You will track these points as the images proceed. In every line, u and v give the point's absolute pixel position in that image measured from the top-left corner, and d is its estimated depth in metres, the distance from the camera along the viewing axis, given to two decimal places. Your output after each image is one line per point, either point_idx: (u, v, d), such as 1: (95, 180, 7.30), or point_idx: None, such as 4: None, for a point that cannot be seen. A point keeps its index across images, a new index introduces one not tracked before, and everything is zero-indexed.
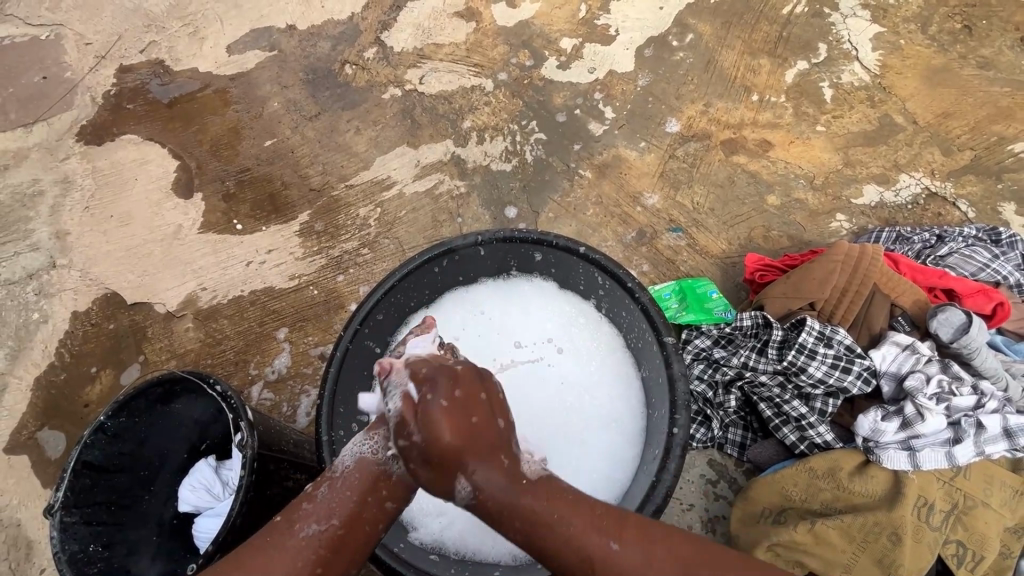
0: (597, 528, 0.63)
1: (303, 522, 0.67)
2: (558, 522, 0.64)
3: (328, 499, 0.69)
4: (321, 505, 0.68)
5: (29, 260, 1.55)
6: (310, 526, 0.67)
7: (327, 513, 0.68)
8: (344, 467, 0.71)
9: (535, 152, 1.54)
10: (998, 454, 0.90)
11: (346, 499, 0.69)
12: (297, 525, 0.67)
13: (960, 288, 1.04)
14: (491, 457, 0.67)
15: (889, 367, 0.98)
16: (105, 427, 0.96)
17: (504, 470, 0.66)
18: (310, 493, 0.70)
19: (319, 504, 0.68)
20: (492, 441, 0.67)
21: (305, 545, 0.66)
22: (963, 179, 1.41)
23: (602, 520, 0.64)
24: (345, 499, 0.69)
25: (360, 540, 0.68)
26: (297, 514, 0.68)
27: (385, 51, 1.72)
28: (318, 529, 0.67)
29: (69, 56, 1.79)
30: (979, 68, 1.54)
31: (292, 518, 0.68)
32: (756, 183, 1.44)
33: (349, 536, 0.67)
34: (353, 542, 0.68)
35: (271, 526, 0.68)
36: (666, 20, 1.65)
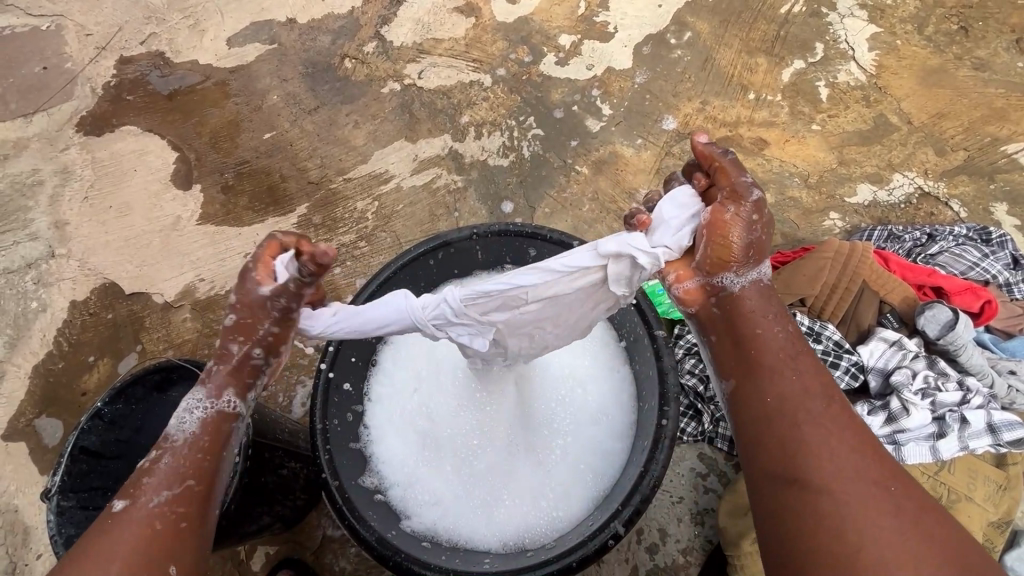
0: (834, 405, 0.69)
1: (148, 494, 0.68)
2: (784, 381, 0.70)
3: (169, 466, 0.71)
4: (162, 474, 0.70)
5: (28, 249, 1.56)
6: (158, 495, 0.68)
7: (174, 474, 0.70)
8: (177, 436, 0.73)
9: (532, 147, 1.55)
10: (983, 450, 0.90)
11: (189, 457, 0.72)
12: (140, 499, 0.68)
13: (949, 286, 1.05)
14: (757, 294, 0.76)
15: (877, 363, 0.99)
16: (102, 414, 0.98)
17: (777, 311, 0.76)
18: (148, 468, 0.71)
19: (160, 474, 0.70)
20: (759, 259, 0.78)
21: (159, 513, 0.68)
22: (956, 179, 1.43)
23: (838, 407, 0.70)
24: (187, 457, 0.72)
25: (212, 486, 0.73)
26: (135, 489, 0.69)
27: (384, 46, 1.73)
28: (169, 493, 0.69)
29: (70, 47, 1.80)
30: (974, 69, 1.55)
31: (133, 495, 0.69)
32: (751, 181, 1.45)
33: (201, 485, 0.71)
34: (211, 488, 0.72)
35: (109, 515, 0.68)
36: (665, 17, 1.65)
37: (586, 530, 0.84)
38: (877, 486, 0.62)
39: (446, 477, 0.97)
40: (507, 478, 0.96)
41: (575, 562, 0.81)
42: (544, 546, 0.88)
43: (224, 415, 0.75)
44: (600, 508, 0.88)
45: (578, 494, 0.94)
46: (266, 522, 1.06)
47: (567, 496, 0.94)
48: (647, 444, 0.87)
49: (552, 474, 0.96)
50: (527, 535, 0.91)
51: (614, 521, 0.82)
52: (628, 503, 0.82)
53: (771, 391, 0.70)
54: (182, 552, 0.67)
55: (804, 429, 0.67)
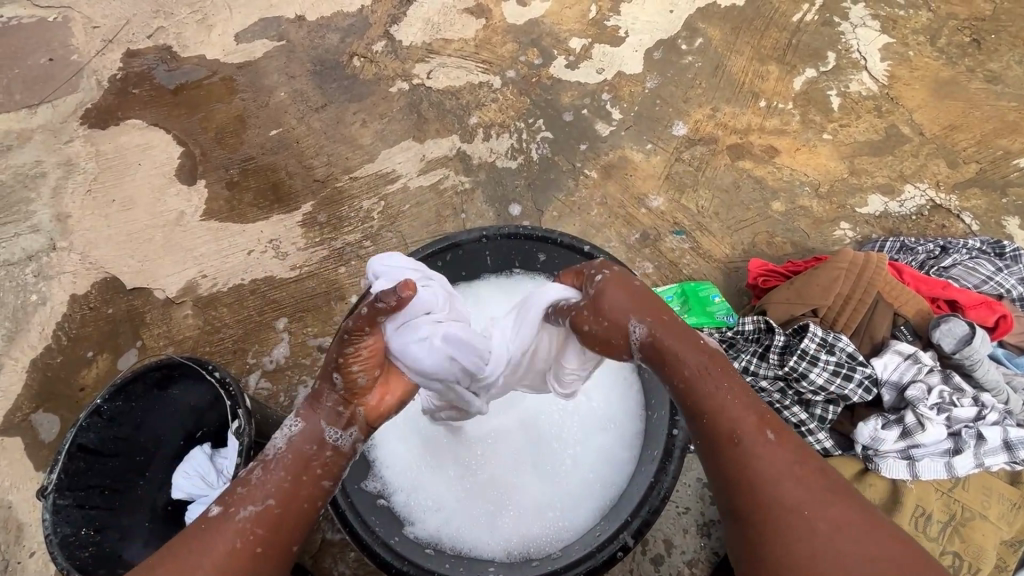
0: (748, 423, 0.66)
1: (238, 506, 0.67)
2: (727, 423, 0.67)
3: (264, 481, 0.69)
4: (256, 489, 0.68)
5: (28, 242, 1.54)
6: (246, 508, 0.67)
7: (265, 494, 0.68)
8: (277, 450, 0.70)
9: (541, 150, 1.54)
10: (998, 467, 0.89)
11: (278, 477, 0.69)
12: (232, 510, 0.67)
13: (963, 299, 1.04)
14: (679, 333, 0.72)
15: (891, 376, 0.97)
16: (101, 411, 0.96)
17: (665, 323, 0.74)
18: (245, 478, 0.70)
19: (253, 487, 0.68)
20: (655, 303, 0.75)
21: (240, 531, 0.66)
22: (967, 192, 1.42)
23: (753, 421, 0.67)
24: (279, 478, 0.69)
25: (297, 514, 0.69)
26: (231, 499, 0.68)
27: (393, 45, 1.72)
28: (255, 510, 0.67)
29: (76, 38, 1.78)
30: (986, 82, 1.55)
31: (228, 507, 0.67)
32: (762, 188, 1.44)
33: (284, 512, 0.68)
34: (291, 517, 0.68)
35: (204, 519, 0.67)
36: (677, 23, 1.65)
37: (593, 541, 0.83)
38: (868, 559, 0.58)
39: (451, 482, 0.95)
40: (513, 485, 0.95)
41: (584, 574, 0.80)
42: (550, 556, 0.86)
43: (317, 437, 0.70)
44: (608, 518, 0.87)
45: (585, 502, 0.92)
46: None
47: (573, 505, 0.92)
48: (656, 454, 0.86)
49: (559, 482, 0.94)
50: (532, 544, 0.90)
51: (623, 531, 0.82)
52: (636, 516, 0.82)
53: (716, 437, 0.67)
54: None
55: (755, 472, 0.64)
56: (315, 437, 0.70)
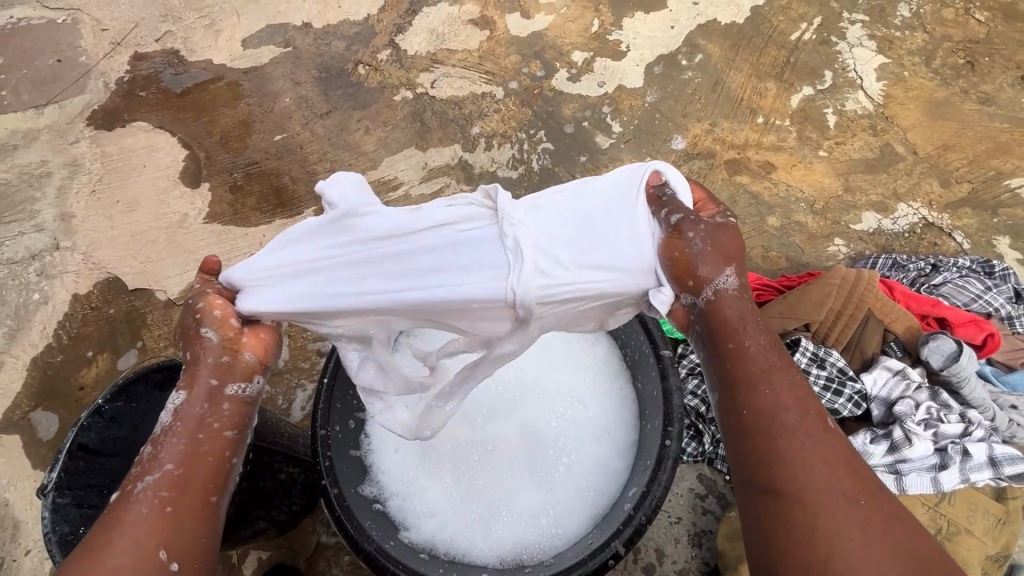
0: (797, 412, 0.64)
1: (136, 481, 0.68)
2: (768, 402, 0.64)
3: (159, 452, 0.71)
4: (152, 460, 0.70)
5: (33, 241, 1.56)
6: (143, 480, 0.68)
7: (167, 459, 0.70)
8: (165, 425, 0.73)
9: (542, 161, 1.56)
10: (983, 482, 0.91)
11: (180, 441, 0.72)
12: (129, 486, 0.68)
13: (952, 317, 1.06)
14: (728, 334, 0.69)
15: (880, 391, 0.98)
16: (103, 410, 0.98)
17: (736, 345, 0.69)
18: (145, 456, 0.72)
19: (150, 460, 0.70)
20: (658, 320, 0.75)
21: (144, 496, 0.67)
22: (959, 211, 1.44)
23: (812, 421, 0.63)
24: (175, 444, 0.71)
25: (205, 471, 0.71)
26: (132, 478, 0.69)
27: (398, 54, 1.75)
28: (154, 478, 0.69)
29: (85, 41, 1.81)
30: (979, 103, 1.58)
31: (127, 483, 0.69)
32: (758, 204, 1.46)
33: (188, 468, 0.70)
34: (197, 473, 0.70)
35: (110, 506, 0.68)
36: (677, 39, 1.68)
37: (585, 548, 0.84)
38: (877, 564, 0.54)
39: (445, 489, 0.97)
40: (507, 492, 0.96)
41: None
42: (541, 563, 0.87)
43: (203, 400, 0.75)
44: (600, 526, 0.88)
45: (577, 510, 0.93)
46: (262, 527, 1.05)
47: (567, 512, 0.93)
48: (649, 463, 0.87)
49: (552, 489, 0.96)
50: (524, 551, 0.91)
51: (614, 540, 0.82)
52: (628, 524, 0.83)
53: (747, 401, 0.65)
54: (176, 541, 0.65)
55: (776, 438, 0.62)
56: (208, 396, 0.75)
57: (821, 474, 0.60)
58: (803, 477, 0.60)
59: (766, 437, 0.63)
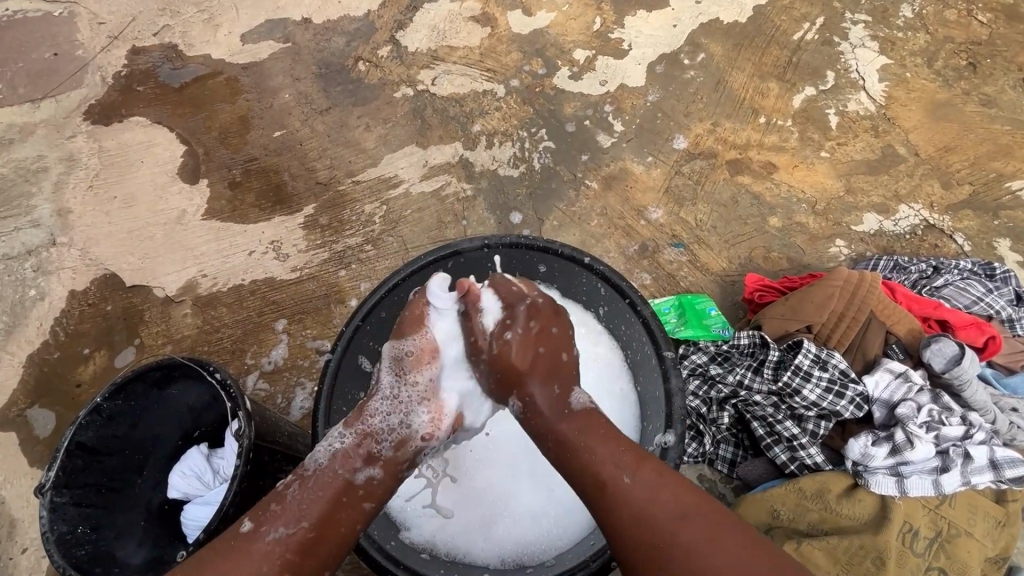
0: (618, 461, 0.73)
1: (270, 525, 0.73)
2: (587, 448, 0.75)
3: (299, 499, 0.75)
4: (291, 505, 0.75)
5: (28, 236, 1.55)
6: (277, 529, 0.72)
7: (299, 515, 0.74)
8: (317, 466, 0.78)
9: (543, 159, 1.56)
10: (984, 484, 0.91)
11: (320, 498, 0.76)
12: (262, 529, 0.72)
13: (954, 319, 1.06)
14: (547, 384, 0.83)
15: (882, 394, 0.98)
16: (101, 409, 0.96)
17: (554, 397, 0.81)
18: (280, 495, 0.76)
19: (288, 504, 0.75)
20: (551, 370, 0.84)
21: (271, 548, 0.71)
22: (961, 213, 1.44)
23: (625, 455, 0.74)
24: (315, 500, 0.75)
25: (330, 542, 0.75)
26: (263, 516, 0.73)
27: (399, 50, 1.73)
28: (287, 531, 0.73)
29: (82, 34, 1.79)
30: (981, 105, 1.58)
31: (259, 520, 0.73)
32: (759, 204, 1.46)
33: (318, 539, 0.74)
34: (326, 541, 0.74)
35: (235, 535, 0.73)
36: (679, 38, 1.67)
37: (587, 550, 0.84)
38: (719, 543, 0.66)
39: (446, 490, 0.96)
40: (508, 493, 0.96)
41: None
42: (542, 564, 0.87)
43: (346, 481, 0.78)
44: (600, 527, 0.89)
45: (578, 511, 0.93)
46: None
47: (568, 514, 0.93)
48: None
49: (553, 491, 0.96)
50: (524, 552, 0.91)
51: None
52: None
53: (569, 455, 0.76)
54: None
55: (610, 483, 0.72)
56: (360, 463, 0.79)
57: (674, 506, 0.70)
58: (626, 511, 0.70)
59: (600, 486, 0.72)
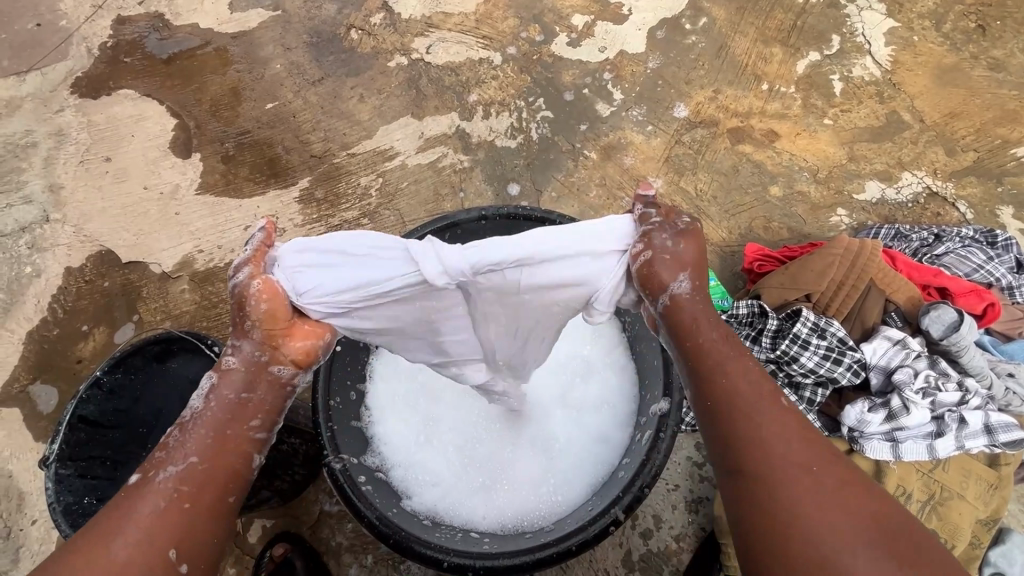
0: None
1: (156, 470, 0.64)
2: None
3: (182, 440, 0.66)
4: (174, 447, 0.65)
5: (22, 213, 1.53)
6: (164, 469, 0.64)
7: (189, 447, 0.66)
8: (195, 408, 0.68)
9: (541, 130, 1.53)
10: (978, 449, 0.92)
11: (203, 432, 0.67)
12: (150, 474, 0.64)
13: (953, 287, 1.06)
14: None
15: (879, 360, 0.98)
16: (101, 382, 0.97)
17: None
18: (163, 442, 0.66)
19: (171, 448, 0.66)
20: None
21: (163, 489, 0.62)
22: (964, 180, 1.42)
23: None
24: (199, 436, 0.66)
25: (229, 471, 0.67)
26: (148, 465, 0.64)
27: (392, 18, 1.68)
28: (177, 468, 0.64)
29: (65, 4, 1.74)
30: (989, 69, 1.54)
31: (145, 470, 0.64)
32: (760, 173, 1.43)
33: (214, 466, 0.66)
34: (221, 469, 0.66)
35: (125, 488, 0.64)
36: (680, 2, 1.62)
37: (585, 516, 0.86)
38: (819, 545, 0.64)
39: (447, 459, 0.98)
40: (508, 463, 0.98)
41: (576, 546, 0.81)
42: (541, 529, 0.88)
43: (229, 409, 0.69)
44: (597, 494, 0.89)
45: (575, 480, 0.94)
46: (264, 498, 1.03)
47: (566, 483, 0.94)
48: (648, 433, 0.87)
49: (551, 460, 0.97)
50: (521, 518, 0.92)
51: (614, 506, 0.83)
52: (627, 494, 0.82)
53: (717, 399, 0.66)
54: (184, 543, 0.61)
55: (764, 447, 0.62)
56: (247, 382, 0.70)
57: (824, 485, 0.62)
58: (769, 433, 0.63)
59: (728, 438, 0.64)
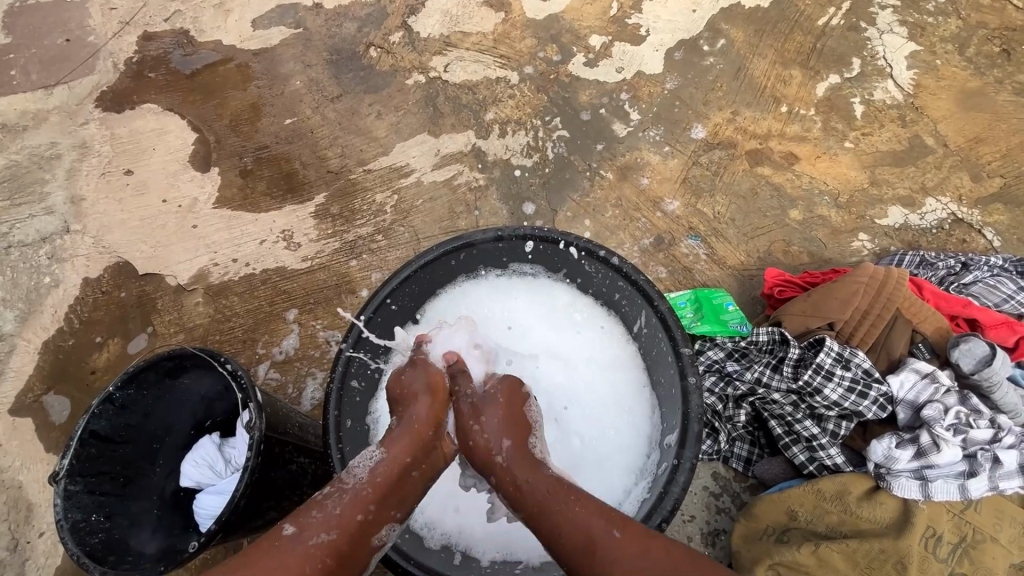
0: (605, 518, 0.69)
1: (314, 530, 0.72)
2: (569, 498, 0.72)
3: (337, 508, 0.75)
4: (331, 511, 0.74)
5: (43, 223, 1.55)
6: (321, 534, 0.72)
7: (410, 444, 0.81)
8: (356, 480, 0.77)
9: (557, 149, 1.52)
10: (1013, 490, 0.89)
11: (346, 510, 0.74)
12: (308, 534, 0.71)
13: (983, 318, 1.03)
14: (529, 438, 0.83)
15: (907, 395, 0.97)
16: (114, 398, 0.95)
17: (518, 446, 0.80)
18: (319, 502, 0.75)
19: (329, 511, 0.74)
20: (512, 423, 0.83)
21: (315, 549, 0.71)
22: (990, 207, 1.39)
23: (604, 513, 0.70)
24: (351, 512, 0.74)
25: (357, 549, 0.74)
26: (306, 522, 0.73)
27: (411, 36, 1.70)
28: (329, 537, 0.72)
29: (93, 20, 1.78)
30: (1015, 94, 1.51)
31: (300, 524, 0.73)
32: (780, 196, 1.41)
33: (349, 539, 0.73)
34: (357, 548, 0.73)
35: (278, 535, 0.71)
36: (699, 23, 1.62)
37: None
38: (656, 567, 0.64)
39: None
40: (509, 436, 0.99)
41: None
42: None
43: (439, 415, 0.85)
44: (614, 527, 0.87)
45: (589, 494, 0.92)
46: (273, 517, 1.03)
47: None
48: (665, 466, 0.84)
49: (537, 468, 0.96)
50: None
51: None
52: None
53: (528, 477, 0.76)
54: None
55: (545, 505, 0.73)
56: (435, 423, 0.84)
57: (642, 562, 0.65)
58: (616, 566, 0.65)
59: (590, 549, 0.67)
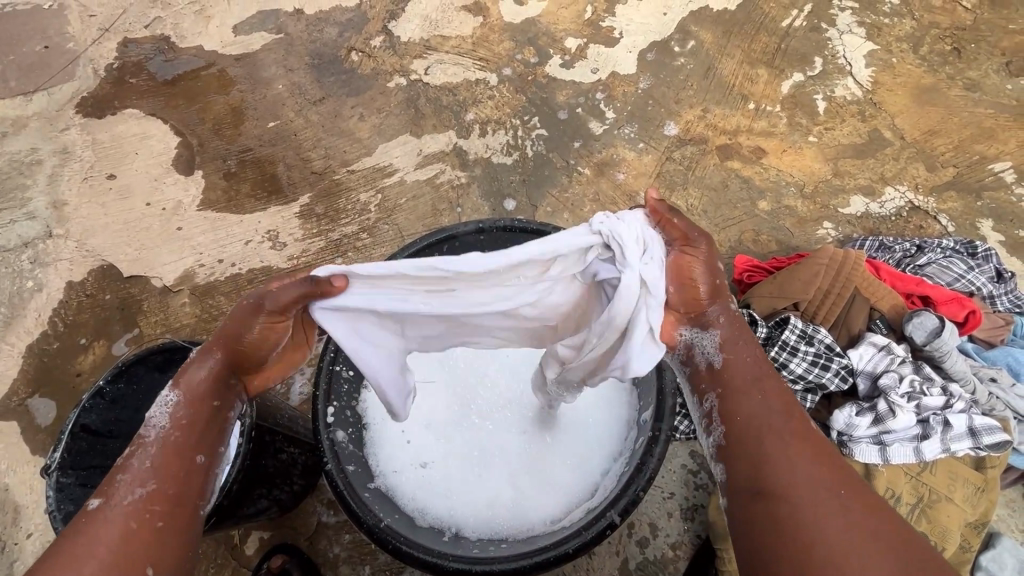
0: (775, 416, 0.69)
1: (124, 490, 0.64)
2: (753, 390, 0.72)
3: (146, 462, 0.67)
4: (136, 470, 0.66)
5: (24, 229, 1.55)
6: (135, 490, 0.65)
7: (215, 355, 0.72)
8: (158, 431, 0.69)
9: (536, 147, 1.57)
10: (963, 452, 0.96)
11: (156, 460, 0.67)
12: (115, 496, 0.64)
13: (936, 295, 1.10)
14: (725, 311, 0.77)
15: (865, 366, 1.03)
16: (104, 392, 0.97)
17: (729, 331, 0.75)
18: (123, 465, 0.67)
19: (134, 471, 0.66)
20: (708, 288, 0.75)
21: (132, 509, 0.63)
22: (944, 195, 1.47)
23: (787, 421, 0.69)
24: (159, 462, 0.67)
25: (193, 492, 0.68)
26: (109, 489, 0.65)
27: (392, 40, 1.74)
28: (146, 490, 0.65)
29: (73, 27, 1.79)
30: (965, 89, 1.60)
31: (107, 491, 0.65)
32: (749, 188, 1.48)
33: (176, 484, 0.67)
34: (192, 487, 0.68)
35: (85, 512, 0.64)
36: (670, 26, 1.69)
37: (589, 510, 0.87)
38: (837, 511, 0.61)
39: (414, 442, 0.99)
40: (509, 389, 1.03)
41: (573, 549, 0.79)
42: (553, 530, 0.87)
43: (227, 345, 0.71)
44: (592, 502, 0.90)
45: (570, 472, 0.96)
46: (264, 505, 1.05)
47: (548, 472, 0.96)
48: (641, 439, 0.87)
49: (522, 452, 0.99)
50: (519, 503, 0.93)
51: (611, 510, 0.81)
52: (618, 501, 0.82)
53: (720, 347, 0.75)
54: (163, 553, 0.63)
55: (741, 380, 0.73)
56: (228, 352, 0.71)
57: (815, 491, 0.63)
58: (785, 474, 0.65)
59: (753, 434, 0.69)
